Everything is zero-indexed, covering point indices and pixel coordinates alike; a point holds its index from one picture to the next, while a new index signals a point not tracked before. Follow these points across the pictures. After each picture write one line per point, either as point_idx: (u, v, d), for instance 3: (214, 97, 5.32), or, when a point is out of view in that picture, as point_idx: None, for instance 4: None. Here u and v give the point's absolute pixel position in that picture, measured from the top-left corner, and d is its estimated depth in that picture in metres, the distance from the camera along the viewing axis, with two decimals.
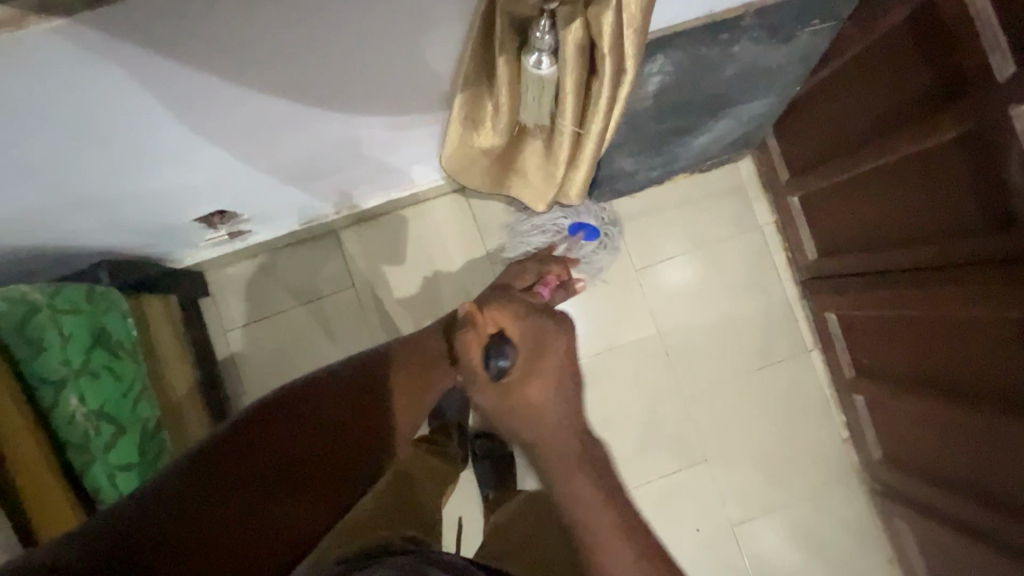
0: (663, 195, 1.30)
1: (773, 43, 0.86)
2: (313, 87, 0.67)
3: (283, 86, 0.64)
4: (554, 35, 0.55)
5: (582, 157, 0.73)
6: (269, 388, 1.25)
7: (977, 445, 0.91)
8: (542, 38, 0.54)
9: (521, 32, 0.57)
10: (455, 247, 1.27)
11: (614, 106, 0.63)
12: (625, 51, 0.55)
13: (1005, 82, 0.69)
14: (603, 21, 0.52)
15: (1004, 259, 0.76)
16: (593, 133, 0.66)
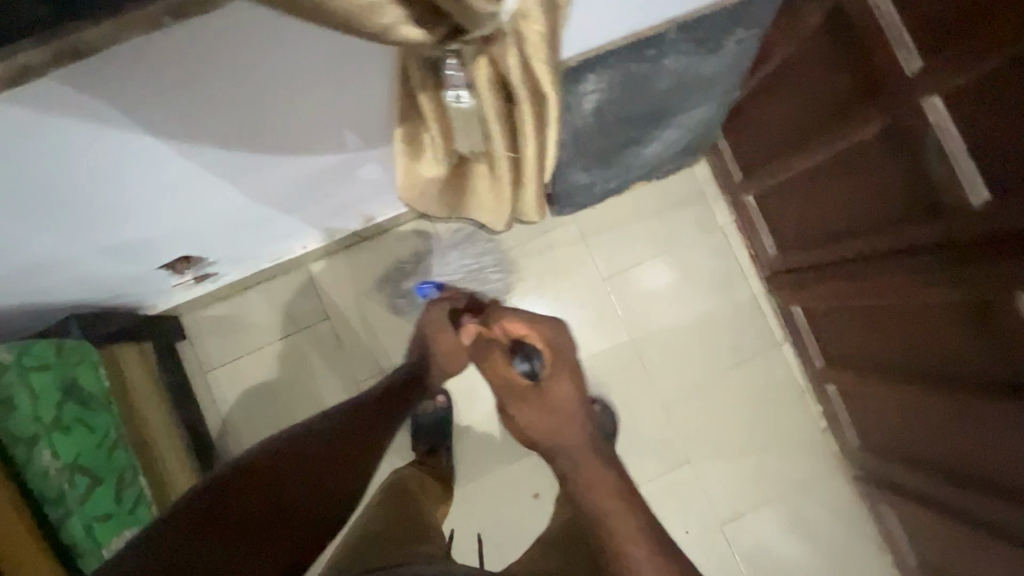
0: (624, 203, 1.33)
1: (703, 52, 0.89)
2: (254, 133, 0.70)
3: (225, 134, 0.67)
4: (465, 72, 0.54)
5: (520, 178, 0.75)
6: (252, 426, 1.26)
7: (939, 426, 0.92)
8: (454, 76, 0.54)
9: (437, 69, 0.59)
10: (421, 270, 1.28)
11: (538, 128, 0.65)
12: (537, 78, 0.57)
13: (914, 76, 0.72)
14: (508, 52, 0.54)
15: (938, 244, 0.78)
16: (527, 153, 0.68)
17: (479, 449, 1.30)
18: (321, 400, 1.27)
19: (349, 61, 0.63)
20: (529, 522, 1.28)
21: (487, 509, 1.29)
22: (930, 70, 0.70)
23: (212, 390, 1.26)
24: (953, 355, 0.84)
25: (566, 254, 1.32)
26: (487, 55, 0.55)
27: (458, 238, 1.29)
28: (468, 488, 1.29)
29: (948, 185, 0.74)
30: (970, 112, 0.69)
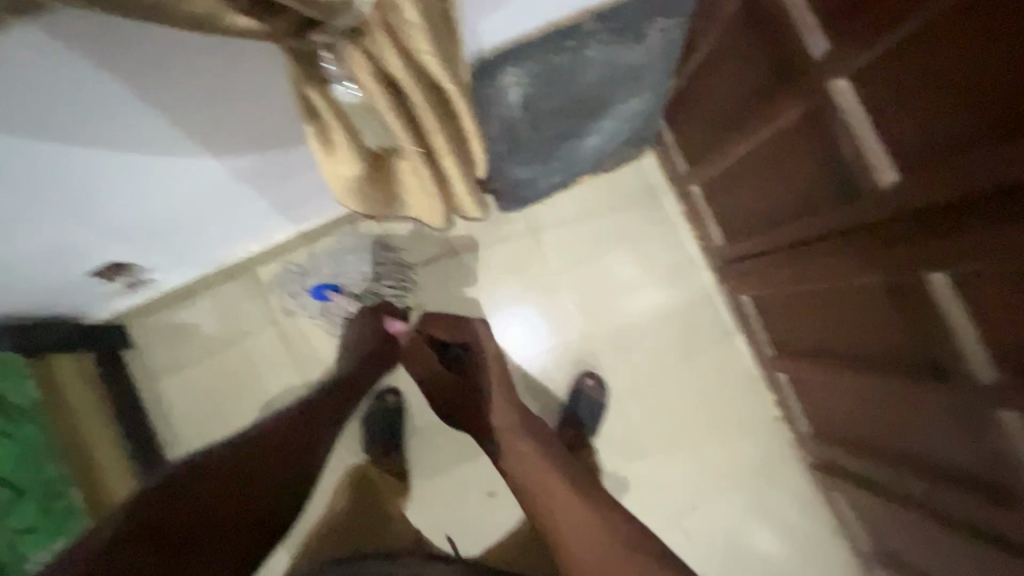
0: (572, 198, 1.32)
1: (624, 42, 0.90)
2: (151, 126, 0.70)
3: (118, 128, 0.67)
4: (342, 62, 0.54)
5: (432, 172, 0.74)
6: (203, 433, 1.25)
7: (873, 409, 0.93)
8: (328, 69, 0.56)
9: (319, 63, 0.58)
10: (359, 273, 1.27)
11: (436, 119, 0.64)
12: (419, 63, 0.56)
13: (822, 59, 0.72)
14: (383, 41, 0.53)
15: (854, 228, 0.78)
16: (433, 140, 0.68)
17: (434, 442, 1.29)
18: (271, 405, 1.26)
19: (238, 47, 0.65)
20: (485, 516, 1.28)
21: (455, 498, 1.28)
22: (833, 52, 0.70)
23: (160, 400, 1.25)
24: (877, 338, 0.84)
25: (515, 250, 1.32)
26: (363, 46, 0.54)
27: (363, 241, 1.28)
28: (440, 480, 1.29)
29: (860, 168, 0.74)
30: (871, 94, 0.68)
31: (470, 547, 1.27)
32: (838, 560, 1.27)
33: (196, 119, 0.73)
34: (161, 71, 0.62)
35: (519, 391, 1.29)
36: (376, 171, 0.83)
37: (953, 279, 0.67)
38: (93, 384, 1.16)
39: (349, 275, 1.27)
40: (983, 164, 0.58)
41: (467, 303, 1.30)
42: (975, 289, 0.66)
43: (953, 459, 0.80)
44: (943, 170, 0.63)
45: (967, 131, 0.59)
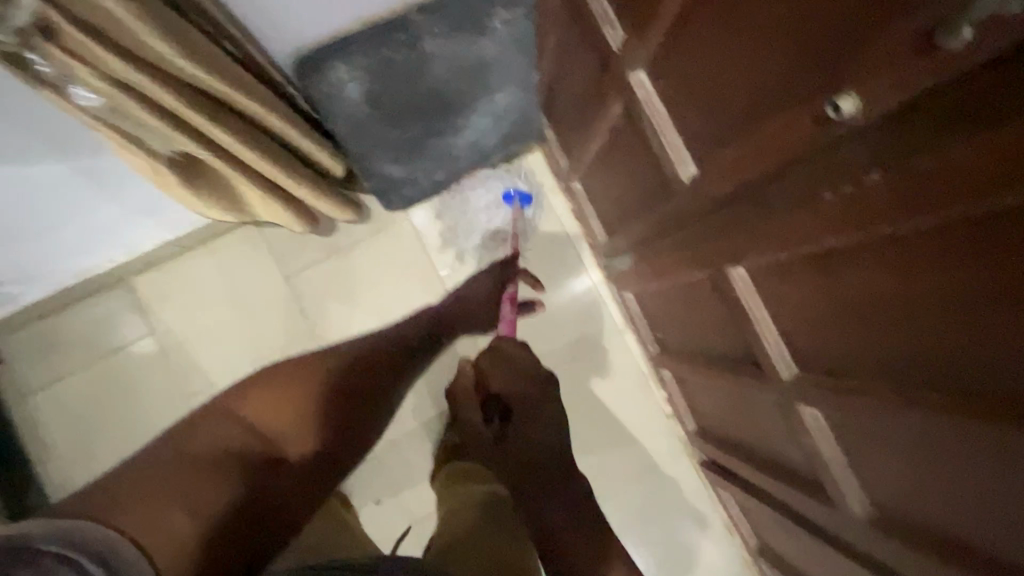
0: (465, 194, 1.28)
1: (465, 37, 0.86)
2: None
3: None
4: (49, 62, 0.52)
5: (237, 155, 0.74)
6: (75, 453, 1.21)
7: (729, 405, 0.92)
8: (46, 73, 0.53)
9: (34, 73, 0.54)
10: (448, 199, 1.29)
11: (184, 108, 0.61)
12: (135, 50, 0.55)
13: (621, 52, 0.71)
14: (80, 40, 0.51)
15: (677, 223, 0.78)
16: (202, 128, 0.65)
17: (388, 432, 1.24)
18: (151, 418, 1.23)
19: None
20: (390, 520, 1.23)
21: (381, 480, 1.24)
22: (629, 43, 0.69)
23: (33, 416, 1.21)
24: (714, 331, 0.84)
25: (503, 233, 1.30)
26: (67, 47, 0.52)
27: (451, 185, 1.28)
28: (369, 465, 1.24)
29: (666, 162, 0.73)
30: (663, 87, 0.69)
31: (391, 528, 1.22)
32: (730, 553, 1.27)
33: None
34: None
35: (578, 354, 1.29)
36: (196, 176, 0.81)
37: (751, 273, 0.67)
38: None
39: (495, 192, 1.28)
40: (746, 156, 0.59)
41: (547, 245, 1.30)
42: (765, 284, 0.66)
43: (788, 456, 0.79)
44: (722, 161, 0.63)
45: (736, 119, 0.60)
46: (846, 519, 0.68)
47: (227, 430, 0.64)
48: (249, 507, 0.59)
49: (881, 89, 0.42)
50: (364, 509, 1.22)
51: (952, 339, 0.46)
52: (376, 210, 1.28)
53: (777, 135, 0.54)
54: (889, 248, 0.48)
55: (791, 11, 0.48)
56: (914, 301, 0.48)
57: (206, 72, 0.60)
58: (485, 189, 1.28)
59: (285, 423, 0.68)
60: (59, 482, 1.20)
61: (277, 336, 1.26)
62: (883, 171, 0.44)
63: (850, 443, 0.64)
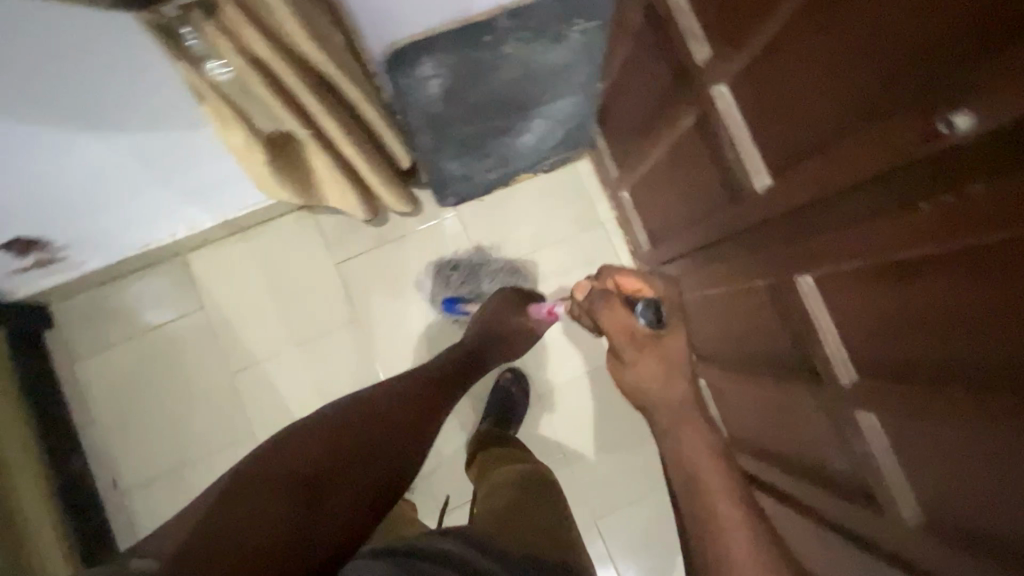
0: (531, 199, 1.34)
1: (545, 43, 0.91)
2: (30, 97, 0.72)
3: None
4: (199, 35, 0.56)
5: (332, 138, 0.78)
6: (117, 420, 1.24)
7: (771, 413, 0.94)
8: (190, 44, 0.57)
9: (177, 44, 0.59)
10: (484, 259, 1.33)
11: (301, 88, 0.65)
12: (272, 29, 0.59)
13: (704, 66, 0.76)
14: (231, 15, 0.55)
15: (739, 232, 0.82)
16: (311, 110, 0.69)
17: None
18: (194, 392, 1.26)
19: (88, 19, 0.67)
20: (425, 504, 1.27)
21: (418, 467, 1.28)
22: (715, 59, 0.74)
23: (80, 380, 1.24)
24: (764, 339, 0.88)
25: (550, 236, 1.34)
26: (218, 23, 0.56)
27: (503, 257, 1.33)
28: None
29: (738, 171, 0.77)
30: (747, 101, 0.73)
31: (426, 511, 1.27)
32: None
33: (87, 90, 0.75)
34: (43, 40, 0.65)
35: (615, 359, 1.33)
36: (283, 155, 0.85)
37: (818, 282, 0.71)
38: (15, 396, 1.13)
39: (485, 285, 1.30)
40: (830, 167, 0.62)
41: (591, 251, 1.35)
42: (832, 292, 0.70)
43: (832, 462, 0.82)
44: (801, 173, 0.67)
45: (826, 132, 0.63)
46: (892, 526, 0.71)
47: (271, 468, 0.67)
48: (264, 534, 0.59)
49: (989, 108, 0.45)
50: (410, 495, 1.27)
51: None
52: (428, 204, 1.32)
53: (870, 148, 0.57)
54: (977, 258, 0.51)
55: (899, 32, 0.52)
56: (997, 308, 0.51)
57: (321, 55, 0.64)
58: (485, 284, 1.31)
59: (325, 456, 0.70)
60: (98, 446, 1.23)
61: (321, 320, 1.29)
62: (983, 182, 0.47)
63: (906, 449, 0.67)
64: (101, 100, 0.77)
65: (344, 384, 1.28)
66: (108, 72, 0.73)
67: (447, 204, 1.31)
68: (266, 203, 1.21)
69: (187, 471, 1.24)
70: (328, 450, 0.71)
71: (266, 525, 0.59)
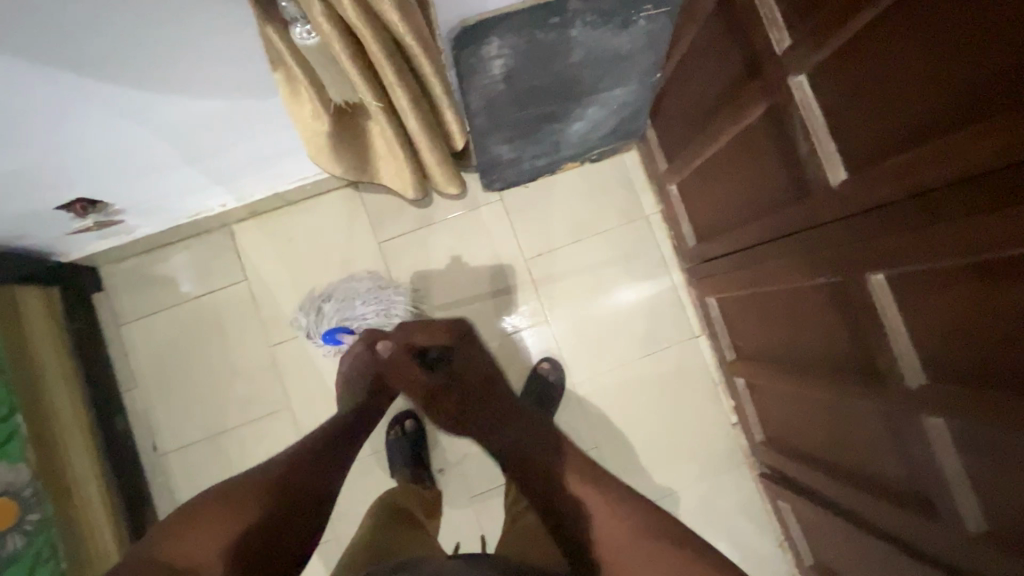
0: (575, 189, 1.34)
1: (612, 28, 0.90)
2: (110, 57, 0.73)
3: (66, 63, 0.70)
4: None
5: (402, 112, 0.78)
6: (157, 386, 1.27)
7: (819, 417, 0.93)
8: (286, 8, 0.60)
9: (270, 10, 0.60)
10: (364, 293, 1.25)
11: (382, 58, 0.65)
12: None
13: (782, 56, 0.75)
14: None
15: (803, 229, 0.81)
16: (387, 81, 0.70)
17: None
18: (232, 362, 1.28)
19: None
20: (455, 487, 1.29)
21: (448, 451, 1.30)
22: (794, 49, 0.73)
23: (124, 344, 1.27)
24: (818, 340, 0.87)
25: (591, 227, 1.34)
26: None
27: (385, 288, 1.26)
28: (436, 435, 1.30)
29: (810, 166, 0.76)
30: (826, 93, 0.71)
31: (454, 495, 1.29)
32: (778, 566, 1.29)
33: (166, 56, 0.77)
34: (132, 5, 0.66)
35: (650, 351, 1.33)
36: (346, 129, 0.86)
37: (890, 281, 0.69)
38: (65, 354, 1.16)
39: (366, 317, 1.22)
40: (915, 165, 0.60)
41: (633, 245, 1.34)
42: (905, 292, 0.68)
43: (885, 468, 0.81)
44: (881, 168, 0.65)
45: (913, 127, 0.61)
46: (951, 534, 0.70)
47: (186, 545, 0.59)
48: None
49: None
50: (439, 482, 1.29)
51: None
52: (472, 188, 1.32)
53: (966, 145, 0.54)
54: None
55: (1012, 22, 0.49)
56: None
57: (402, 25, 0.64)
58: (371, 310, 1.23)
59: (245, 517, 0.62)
60: (140, 410, 1.26)
61: None
62: None
63: (974, 459, 0.66)
64: (172, 66, 0.78)
65: None
66: (185, 37, 0.74)
67: (492, 190, 1.31)
68: (314, 179, 1.22)
69: (224, 440, 1.26)
70: (278, 491, 0.65)
71: None
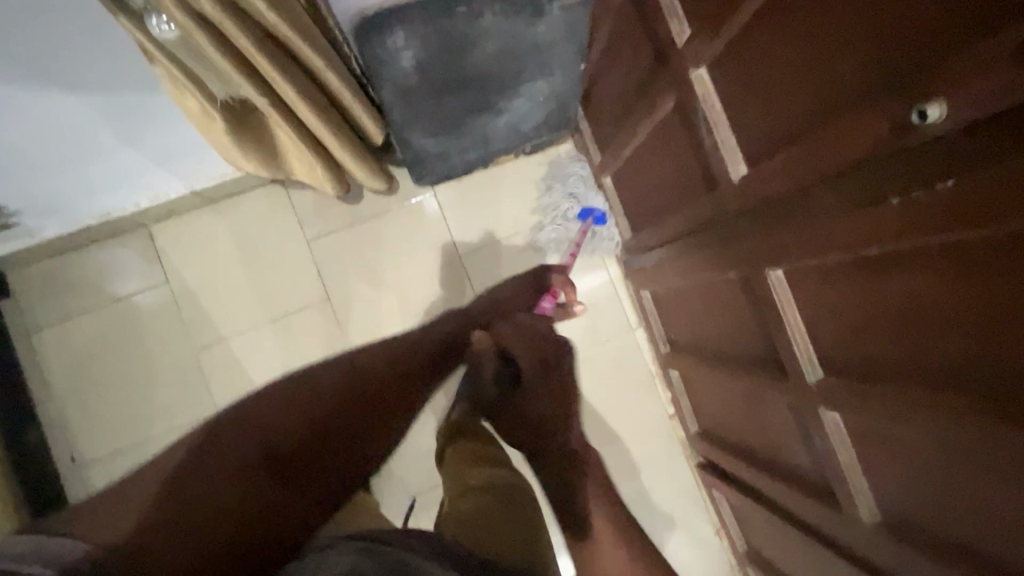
0: (511, 182, 1.32)
1: (523, 18, 0.87)
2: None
3: None
4: None
5: (295, 104, 0.74)
6: (73, 395, 1.21)
7: (740, 410, 0.94)
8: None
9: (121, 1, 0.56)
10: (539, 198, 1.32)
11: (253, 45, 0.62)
12: None
13: (684, 47, 0.74)
14: None
15: (713, 223, 0.80)
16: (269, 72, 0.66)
17: None
18: (156, 367, 1.23)
19: None
20: (393, 490, 1.27)
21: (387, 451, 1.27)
22: (694, 41, 0.71)
23: (37, 353, 1.21)
24: (733, 333, 0.87)
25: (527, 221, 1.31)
26: None
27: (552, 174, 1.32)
28: None
29: (715, 160, 0.75)
30: (724, 86, 0.71)
31: (394, 497, 1.26)
32: (715, 554, 1.31)
33: (36, 47, 0.71)
34: None
35: (588, 344, 1.32)
36: (242, 125, 0.81)
37: (789, 275, 0.69)
38: None
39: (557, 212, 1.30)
40: (803, 159, 0.60)
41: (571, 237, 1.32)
42: (803, 286, 0.68)
43: (795, 459, 0.82)
44: (776, 163, 0.65)
45: (804, 120, 0.60)
46: (854, 527, 0.71)
47: (234, 454, 0.65)
48: (220, 504, 0.57)
49: (966, 91, 0.42)
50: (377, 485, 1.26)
51: (1008, 352, 0.47)
52: (405, 183, 1.29)
53: (848, 136, 0.54)
54: (954, 256, 0.49)
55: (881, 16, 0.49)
56: (975, 308, 0.49)
57: (270, 6, 0.61)
58: (574, 190, 1.29)
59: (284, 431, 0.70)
60: (56, 421, 1.20)
61: (292, 298, 1.26)
62: (957, 177, 0.45)
63: (872, 450, 0.66)
64: (46, 57, 0.73)
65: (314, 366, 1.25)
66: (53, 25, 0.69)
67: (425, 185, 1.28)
68: (235, 175, 1.17)
69: (148, 450, 1.21)
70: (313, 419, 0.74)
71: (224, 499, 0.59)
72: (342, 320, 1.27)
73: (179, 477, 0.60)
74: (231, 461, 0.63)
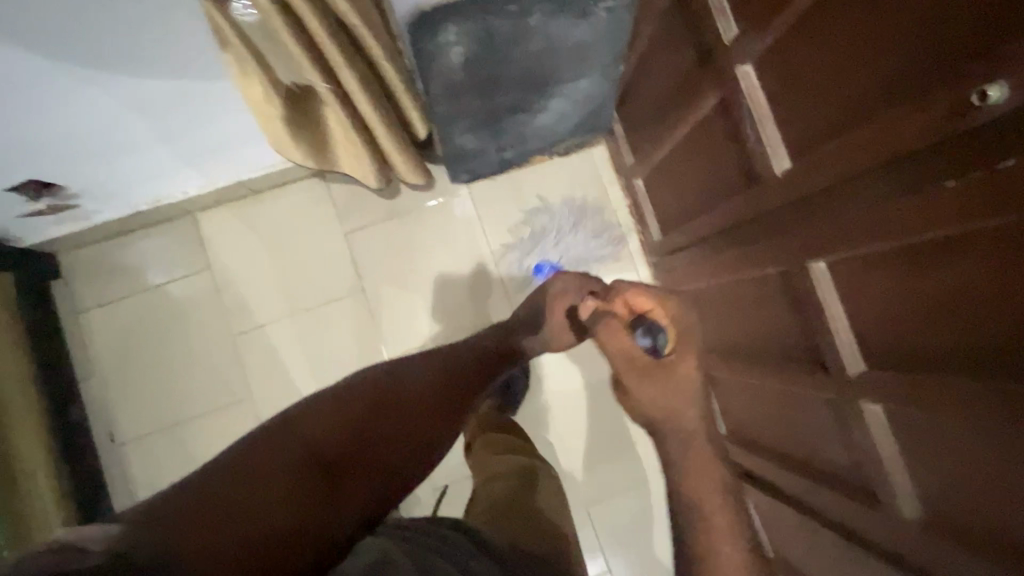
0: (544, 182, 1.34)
1: (569, 18, 0.90)
2: (48, 28, 0.72)
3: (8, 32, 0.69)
4: None
5: (353, 91, 0.77)
6: (115, 375, 1.25)
7: (773, 409, 0.94)
8: None
9: None
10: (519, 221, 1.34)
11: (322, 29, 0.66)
12: None
13: (730, 44, 0.75)
14: None
15: (754, 218, 0.81)
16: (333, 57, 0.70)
17: None
18: (193, 350, 1.26)
19: None
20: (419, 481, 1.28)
21: None
22: (742, 38, 0.73)
23: (83, 332, 1.25)
24: (770, 329, 0.87)
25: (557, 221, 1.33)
26: None
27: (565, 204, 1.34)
28: None
29: (759, 155, 0.77)
30: (770, 82, 0.72)
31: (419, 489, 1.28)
32: None
33: (116, 32, 0.76)
34: None
35: None
36: (299, 112, 0.85)
37: (833, 268, 0.70)
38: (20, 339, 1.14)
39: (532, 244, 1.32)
40: (853, 148, 0.61)
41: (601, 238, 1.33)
42: (847, 278, 0.69)
43: (832, 457, 0.81)
44: (822, 156, 0.66)
45: (852, 113, 0.62)
46: (893, 523, 0.70)
47: (307, 432, 0.50)
48: (283, 511, 0.44)
49: None
50: None
51: None
52: (441, 179, 1.32)
53: (899, 126, 0.55)
54: (1009, 242, 0.49)
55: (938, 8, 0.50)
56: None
57: None
58: (556, 239, 1.32)
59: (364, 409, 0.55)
60: (97, 399, 1.24)
61: (327, 288, 1.29)
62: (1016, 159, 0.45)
63: (912, 442, 0.66)
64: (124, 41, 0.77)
65: (345, 356, 1.28)
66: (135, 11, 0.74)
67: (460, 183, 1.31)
68: (280, 166, 1.21)
69: (184, 432, 1.24)
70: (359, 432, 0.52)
71: (281, 509, 0.44)
72: (374, 312, 1.29)
73: (243, 458, 0.46)
74: (299, 447, 0.48)
